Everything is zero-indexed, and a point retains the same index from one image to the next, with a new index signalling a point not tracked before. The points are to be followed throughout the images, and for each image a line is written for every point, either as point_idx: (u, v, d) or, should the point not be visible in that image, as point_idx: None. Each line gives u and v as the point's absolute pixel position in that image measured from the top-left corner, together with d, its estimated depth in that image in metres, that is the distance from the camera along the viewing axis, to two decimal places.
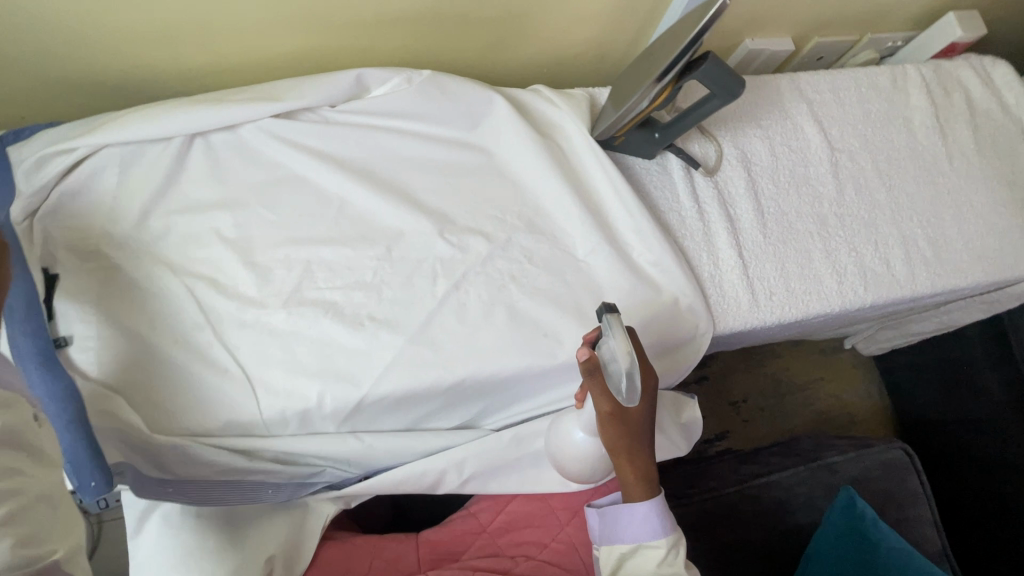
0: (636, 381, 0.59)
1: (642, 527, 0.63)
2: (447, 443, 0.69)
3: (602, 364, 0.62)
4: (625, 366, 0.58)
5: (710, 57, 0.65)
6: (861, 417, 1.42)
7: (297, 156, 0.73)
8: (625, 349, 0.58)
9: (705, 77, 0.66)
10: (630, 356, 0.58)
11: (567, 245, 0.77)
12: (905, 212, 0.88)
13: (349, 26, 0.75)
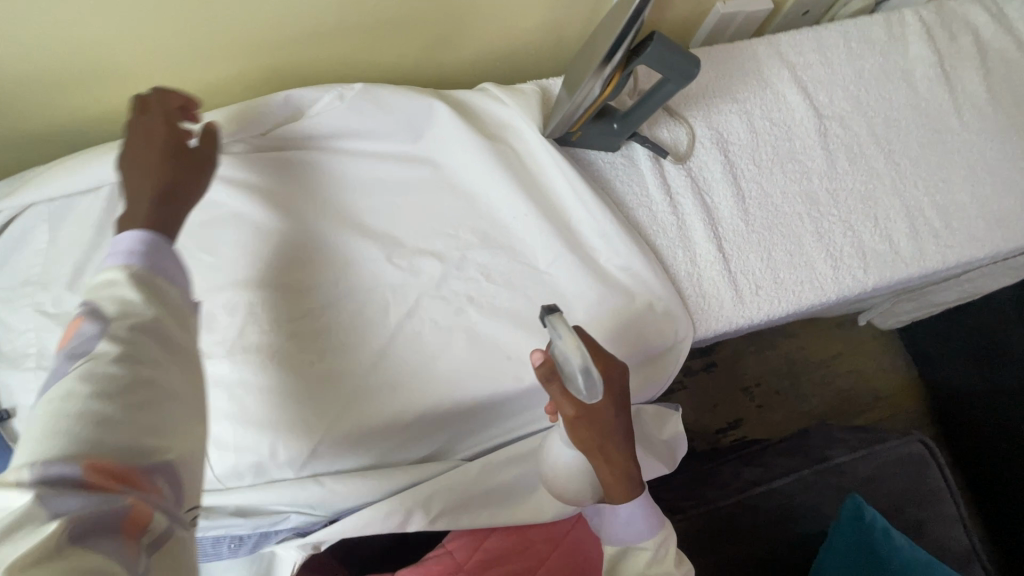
0: (595, 379, 0.51)
1: (629, 528, 0.61)
2: (413, 480, 0.65)
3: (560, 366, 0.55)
4: (579, 364, 0.50)
5: (656, 37, 0.58)
6: (886, 392, 1.32)
7: (228, 191, 0.69)
8: (574, 345, 0.50)
9: (652, 59, 0.59)
10: (582, 352, 0.50)
11: (528, 255, 0.71)
12: (908, 179, 0.79)
13: (276, 47, 0.71)
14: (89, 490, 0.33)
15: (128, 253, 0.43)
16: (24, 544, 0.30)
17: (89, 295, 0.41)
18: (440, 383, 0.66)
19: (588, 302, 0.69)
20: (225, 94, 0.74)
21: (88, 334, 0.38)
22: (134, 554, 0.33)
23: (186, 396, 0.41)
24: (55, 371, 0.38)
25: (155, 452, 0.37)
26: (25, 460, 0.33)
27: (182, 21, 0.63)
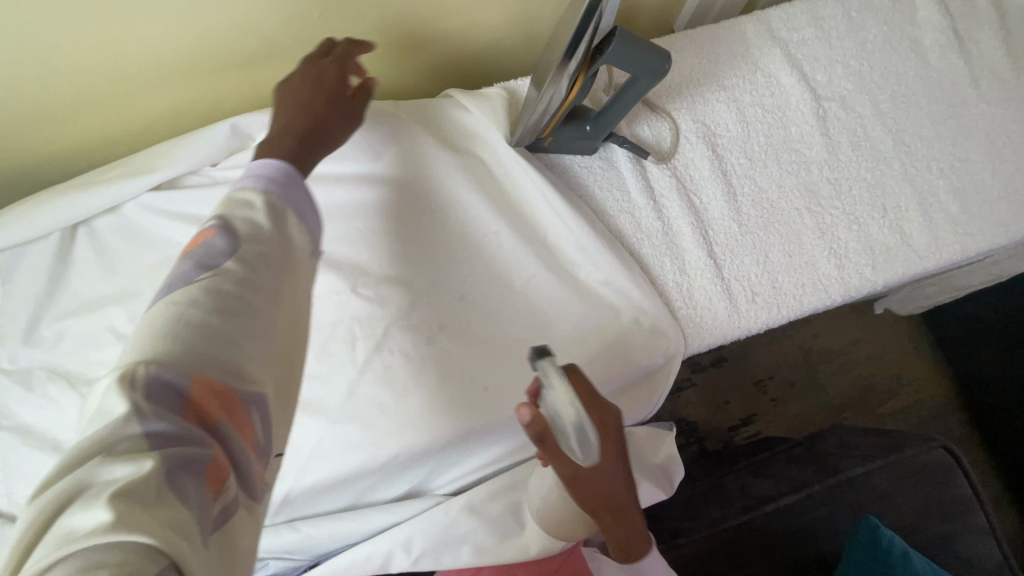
0: (591, 437, 0.46)
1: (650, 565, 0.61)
2: (393, 520, 0.63)
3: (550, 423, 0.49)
4: (572, 424, 0.45)
5: (620, 31, 0.53)
6: (911, 379, 1.22)
7: (183, 229, 0.66)
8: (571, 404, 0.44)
9: (618, 57, 0.53)
10: (577, 408, 0.45)
11: (504, 274, 0.66)
12: (920, 161, 0.71)
13: (223, 71, 0.66)
14: (184, 416, 0.30)
15: (262, 178, 0.42)
16: (111, 458, 0.27)
17: (222, 208, 0.40)
18: (412, 419, 0.62)
19: (568, 323, 0.65)
20: (176, 123, 0.71)
21: (218, 245, 0.38)
22: (214, 496, 0.29)
23: (281, 338, 0.38)
24: (177, 277, 0.37)
25: (249, 387, 0.35)
26: (134, 363, 0.31)
27: (113, 51, 0.59)
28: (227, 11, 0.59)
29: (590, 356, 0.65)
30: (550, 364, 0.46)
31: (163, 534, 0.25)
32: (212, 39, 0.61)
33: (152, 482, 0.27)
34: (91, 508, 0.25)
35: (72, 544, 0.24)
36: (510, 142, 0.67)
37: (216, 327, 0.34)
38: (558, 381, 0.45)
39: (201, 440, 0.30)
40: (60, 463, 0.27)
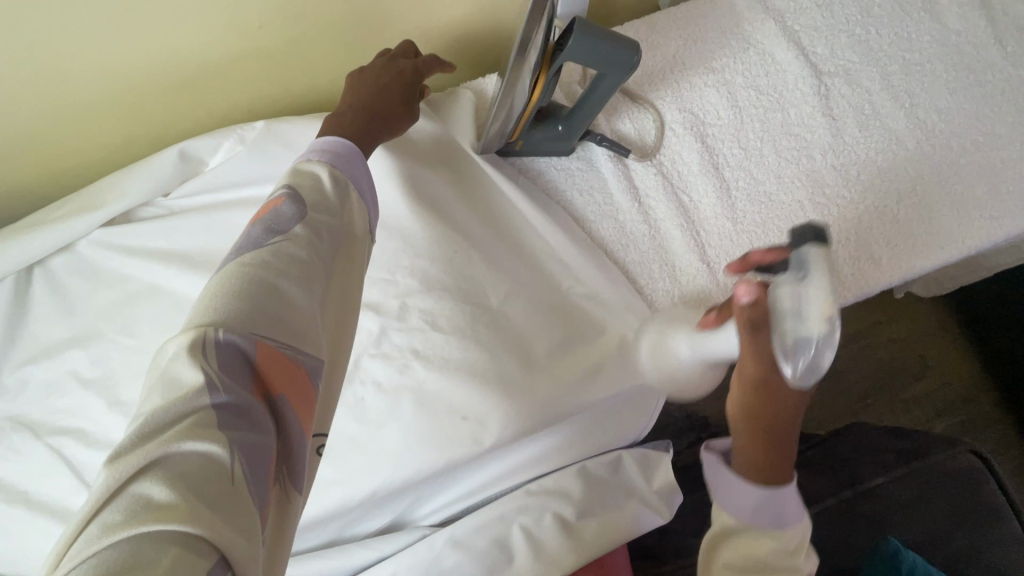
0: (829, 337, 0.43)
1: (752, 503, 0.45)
2: (379, 556, 0.58)
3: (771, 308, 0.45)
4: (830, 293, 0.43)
5: (578, 24, 0.48)
6: (936, 360, 1.10)
7: (140, 263, 0.63)
8: (826, 313, 0.42)
9: (578, 52, 0.49)
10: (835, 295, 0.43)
11: (480, 291, 0.62)
12: (941, 136, 0.64)
13: (171, 93, 0.63)
14: (251, 390, 0.34)
15: (329, 153, 0.48)
16: (179, 435, 0.29)
17: (291, 179, 0.45)
18: (385, 455, 0.58)
19: (550, 340, 0.61)
20: (129, 150, 0.67)
21: (290, 209, 0.42)
22: (267, 479, 0.32)
23: (336, 311, 0.42)
24: (252, 237, 0.41)
25: (309, 357, 0.38)
26: (206, 324, 0.34)
27: (50, 78, 0.56)
28: (167, 25, 0.56)
29: (576, 376, 0.60)
30: (819, 247, 0.45)
31: (211, 525, 0.27)
32: (152, 57, 0.58)
33: (213, 468, 0.29)
34: (158, 488, 0.27)
35: (137, 519, 0.26)
36: (478, 151, 0.66)
37: (285, 290, 0.38)
38: (822, 268, 0.44)
39: (264, 417, 0.33)
40: (134, 431, 0.30)
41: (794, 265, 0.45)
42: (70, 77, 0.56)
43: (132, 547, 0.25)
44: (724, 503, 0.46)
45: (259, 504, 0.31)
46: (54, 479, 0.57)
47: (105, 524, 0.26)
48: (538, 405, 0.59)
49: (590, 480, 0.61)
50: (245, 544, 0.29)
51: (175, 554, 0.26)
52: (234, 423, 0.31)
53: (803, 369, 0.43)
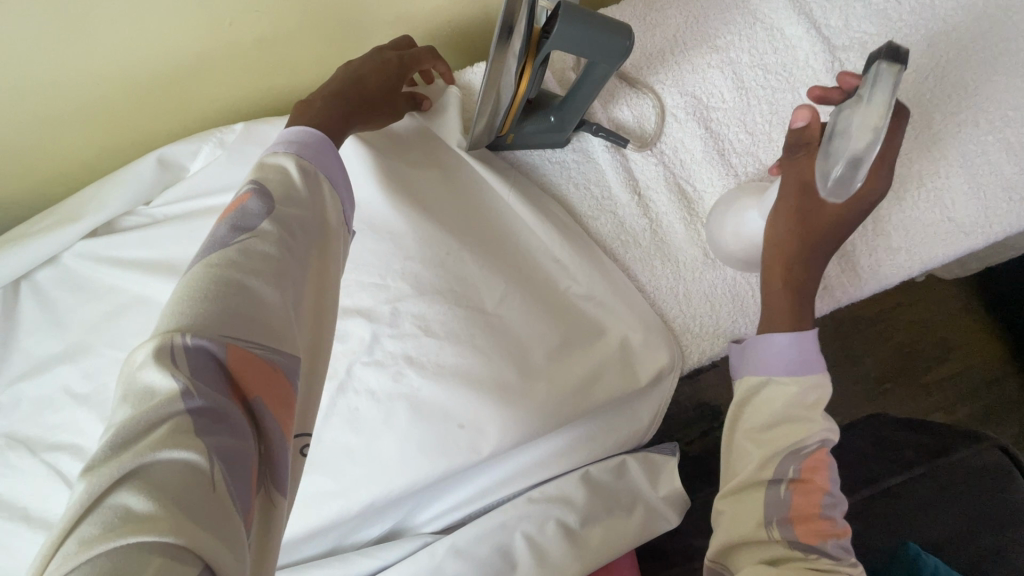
0: (864, 166, 0.45)
1: (775, 362, 0.49)
2: (379, 565, 0.56)
3: (826, 137, 0.47)
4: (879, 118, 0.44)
5: (563, 7, 0.44)
6: (959, 342, 1.03)
7: (126, 275, 0.62)
8: (874, 125, 0.44)
9: (564, 39, 0.45)
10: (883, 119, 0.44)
11: (473, 293, 0.59)
12: (966, 112, 0.59)
13: (147, 96, 0.60)
14: (227, 392, 0.32)
15: (295, 145, 0.45)
16: (154, 445, 0.27)
17: (259, 173, 0.42)
18: (381, 465, 0.56)
19: (547, 343, 0.58)
20: (110, 157, 0.65)
21: (256, 206, 0.40)
22: (250, 486, 0.30)
23: (314, 311, 0.40)
24: (218, 236, 0.38)
25: (286, 357, 0.36)
26: (172, 330, 0.32)
27: (19, 86, 0.53)
28: (136, 24, 0.53)
29: (577, 381, 0.58)
30: (889, 64, 0.44)
31: (194, 534, 0.26)
32: (124, 60, 0.55)
33: (193, 476, 0.27)
34: (137, 499, 0.26)
35: (116, 530, 0.24)
36: (467, 149, 0.63)
37: (257, 289, 0.36)
38: (885, 91, 0.44)
39: (244, 424, 0.32)
40: (105, 443, 0.28)
41: (863, 81, 0.46)
42: (39, 84, 0.54)
43: (111, 560, 0.24)
44: (751, 367, 0.50)
45: (242, 510, 0.29)
46: (51, 497, 0.56)
47: (82, 538, 0.24)
48: (538, 411, 0.57)
49: (593, 486, 0.59)
50: (230, 554, 0.27)
51: (158, 563, 0.24)
52: (211, 428, 0.29)
53: (833, 182, 0.46)
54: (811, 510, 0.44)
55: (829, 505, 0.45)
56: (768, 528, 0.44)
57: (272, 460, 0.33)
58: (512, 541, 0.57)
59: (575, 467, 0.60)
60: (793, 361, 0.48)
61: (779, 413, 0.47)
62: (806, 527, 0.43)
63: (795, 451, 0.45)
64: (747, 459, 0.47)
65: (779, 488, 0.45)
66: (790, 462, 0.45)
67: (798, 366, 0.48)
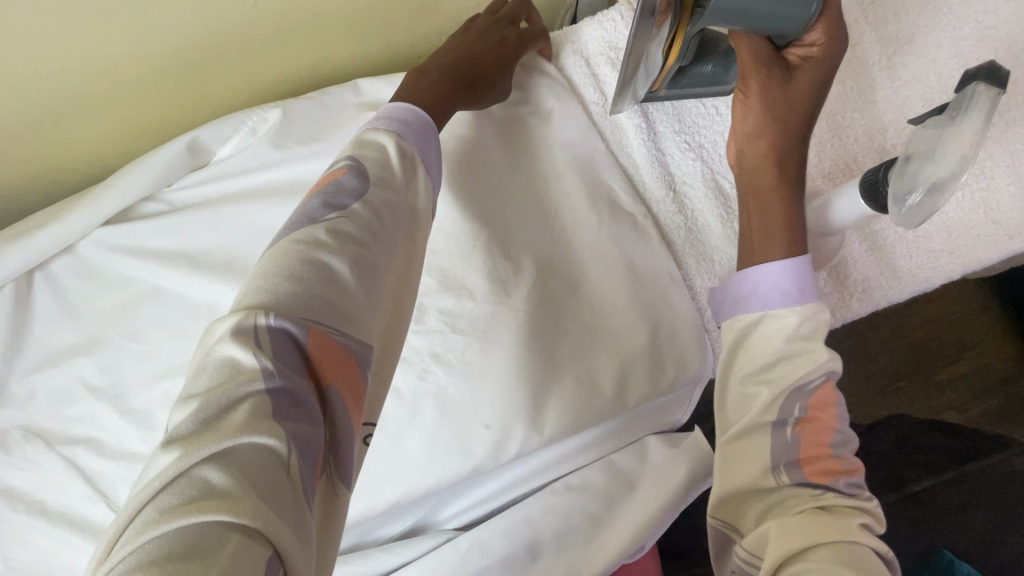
0: (942, 199, 0.44)
1: (778, 282, 0.48)
2: (404, 561, 0.55)
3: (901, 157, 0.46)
4: (965, 152, 0.42)
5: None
6: (977, 342, 1.00)
7: (144, 264, 0.60)
8: (963, 153, 0.42)
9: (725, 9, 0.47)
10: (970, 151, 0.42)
11: (502, 286, 0.58)
12: (1016, 111, 0.59)
13: (174, 79, 0.58)
14: (305, 378, 0.30)
15: (395, 121, 0.44)
16: (239, 425, 0.26)
17: (355, 150, 0.41)
18: (407, 463, 0.55)
19: (577, 339, 0.58)
20: (126, 146, 0.63)
21: (352, 182, 0.38)
22: (317, 479, 0.29)
23: (392, 306, 0.38)
24: (309, 208, 0.37)
25: (360, 344, 0.33)
26: (254, 306, 0.31)
27: (50, 64, 0.51)
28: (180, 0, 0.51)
29: (607, 376, 0.58)
30: (988, 86, 0.42)
31: (269, 521, 0.24)
32: (148, 36, 0.53)
33: (272, 462, 0.26)
34: (215, 475, 0.24)
35: (196, 506, 0.23)
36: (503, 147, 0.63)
37: (337, 271, 0.34)
38: (981, 116, 0.42)
39: (316, 411, 0.30)
40: (188, 415, 0.26)
41: (956, 100, 0.43)
42: (64, 61, 0.51)
43: (186, 536, 0.22)
44: (746, 306, 0.50)
45: (311, 503, 0.28)
46: (70, 491, 0.55)
47: (161, 507, 0.23)
48: (570, 408, 0.57)
49: (622, 485, 0.58)
50: (297, 552, 0.25)
51: (234, 543, 0.23)
52: (287, 412, 0.28)
53: (908, 209, 0.46)
54: (820, 452, 0.44)
55: (839, 445, 0.45)
56: (776, 473, 0.44)
57: (337, 452, 0.31)
58: (537, 539, 0.55)
59: (598, 458, 0.59)
60: (775, 271, 0.48)
61: (777, 351, 0.46)
62: (814, 467, 0.43)
63: (801, 387, 0.45)
64: (753, 401, 0.46)
65: (786, 431, 0.44)
66: (795, 400, 0.45)
67: (795, 294, 0.48)
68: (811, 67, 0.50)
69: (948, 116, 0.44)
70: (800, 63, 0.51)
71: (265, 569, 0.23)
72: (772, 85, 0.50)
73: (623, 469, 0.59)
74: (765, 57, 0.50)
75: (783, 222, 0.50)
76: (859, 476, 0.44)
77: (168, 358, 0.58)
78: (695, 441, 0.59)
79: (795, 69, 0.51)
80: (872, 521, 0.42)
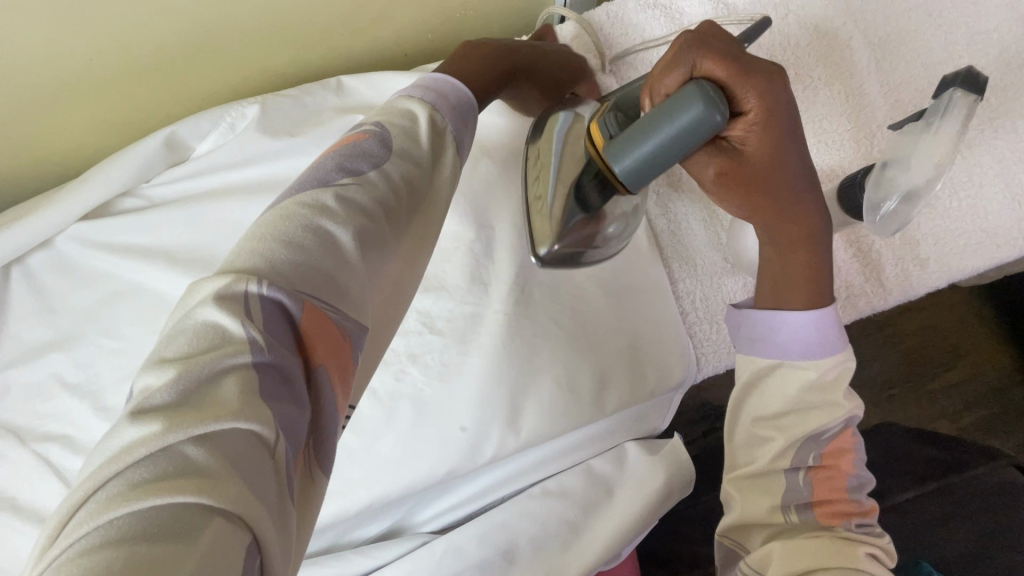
0: (916, 206, 0.44)
1: (800, 336, 0.46)
2: (377, 564, 0.55)
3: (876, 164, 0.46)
4: (941, 159, 0.42)
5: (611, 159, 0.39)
6: (972, 349, 0.99)
7: (121, 261, 0.60)
8: (939, 159, 0.42)
9: (642, 169, 0.39)
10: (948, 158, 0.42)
11: (481, 288, 0.58)
12: (1006, 118, 0.58)
13: (151, 74, 0.57)
14: (293, 352, 0.29)
15: (434, 92, 0.44)
16: (225, 404, 0.25)
17: (384, 116, 0.42)
18: (383, 464, 0.54)
19: (561, 340, 0.58)
20: (106, 140, 0.62)
21: (374, 148, 0.39)
22: (298, 462, 0.28)
23: (394, 289, 0.38)
24: (326, 167, 0.38)
25: (354, 324, 0.33)
26: (247, 272, 0.30)
27: (29, 58, 0.50)
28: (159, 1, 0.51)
29: (590, 378, 0.57)
30: (965, 93, 0.43)
31: (249, 507, 0.23)
32: (131, 31, 0.52)
33: (257, 446, 0.25)
34: (197, 451, 0.23)
35: (173, 484, 0.22)
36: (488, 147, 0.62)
37: (341, 243, 0.34)
38: (957, 123, 0.42)
39: (303, 388, 0.29)
40: (166, 384, 0.25)
41: (931, 107, 0.44)
42: (43, 52, 0.50)
43: (159, 517, 0.21)
44: (759, 349, 0.48)
45: (294, 491, 0.27)
46: (41, 489, 0.55)
47: (131, 481, 0.22)
48: (549, 409, 0.56)
49: (599, 489, 0.58)
50: (276, 540, 0.24)
51: (214, 527, 0.22)
52: (274, 389, 0.27)
53: (883, 216, 0.45)
54: (834, 495, 0.45)
55: (854, 486, 0.45)
56: (786, 512, 0.44)
57: (321, 434, 0.30)
58: (513, 545, 0.55)
59: (575, 463, 0.59)
60: (795, 325, 0.46)
61: (791, 401, 0.46)
62: (826, 509, 0.44)
63: (816, 437, 0.45)
64: (765, 446, 0.46)
65: (799, 476, 0.45)
66: (810, 449, 0.45)
67: (816, 349, 0.46)
68: (759, 134, 0.43)
69: (923, 122, 0.44)
70: (744, 142, 0.43)
71: (243, 557, 0.22)
72: (734, 175, 0.44)
73: (601, 475, 0.58)
74: (703, 166, 0.44)
75: (806, 274, 0.47)
76: (873, 517, 0.45)
77: (144, 355, 0.57)
78: (673, 448, 0.59)
79: (741, 151, 0.44)
80: (884, 556, 0.43)
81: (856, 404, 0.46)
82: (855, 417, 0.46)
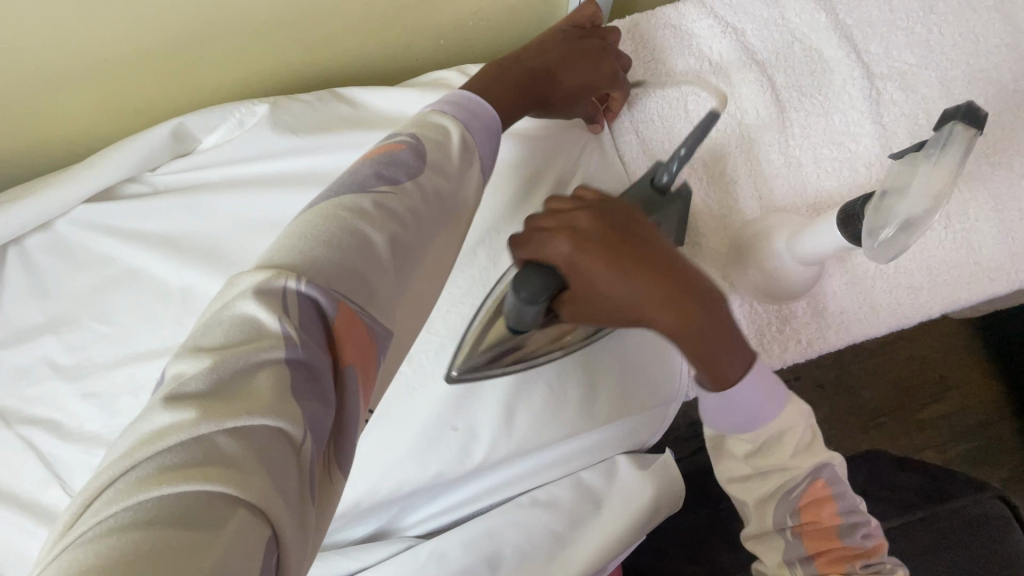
0: (915, 236, 0.44)
1: (733, 414, 0.46)
2: (359, 566, 0.54)
3: (877, 193, 0.46)
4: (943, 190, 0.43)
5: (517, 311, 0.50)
6: (961, 381, 1.00)
7: (122, 247, 0.60)
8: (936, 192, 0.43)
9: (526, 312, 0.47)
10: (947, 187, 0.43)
11: (481, 291, 0.58)
12: (1002, 154, 0.60)
13: (165, 64, 0.58)
14: (326, 352, 0.29)
15: (463, 109, 0.45)
16: (259, 397, 0.25)
17: (419, 128, 0.42)
18: (375, 464, 0.54)
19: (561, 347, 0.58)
20: (118, 126, 0.63)
21: (410, 159, 0.39)
22: (320, 461, 0.28)
23: (423, 296, 0.38)
24: (360, 175, 0.38)
25: (382, 328, 0.33)
26: (286, 269, 0.30)
27: (48, 44, 0.51)
28: None
29: (591, 388, 0.58)
30: (966, 127, 0.44)
31: (271, 501, 0.23)
32: (145, 20, 0.53)
33: (284, 443, 0.25)
34: (228, 442, 0.23)
35: (205, 472, 0.22)
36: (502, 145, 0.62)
37: (376, 247, 0.34)
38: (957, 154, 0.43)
39: (332, 389, 0.29)
40: (201, 371, 0.25)
41: (933, 138, 0.45)
42: (63, 37, 0.51)
43: (184, 504, 0.21)
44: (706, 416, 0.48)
45: (315, 492, 0.27)
46: (22, 472, 0.54)
47: (161, 465, 0.22)
48: (544, 415, 0.57)
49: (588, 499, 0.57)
50: (294, 536, 0.24)
51: (239, 518, 0.22)
52: (304, 386, 0.27)
53: (881, 243, 0.46)
54: (826, 543, 0.46)
55: (847, 525, 0.47)
56: (792, 568, 0.46)
57: (342, 433, 0.30)
58: (498, 552, 0.54)
59: (570, 473, 0.59)
60: (709, 418, 0.48)
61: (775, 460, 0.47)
62: (824, 558, 0.45)
63: (785, 494, 0.47)
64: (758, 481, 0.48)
65: (786, 533, 0.47)
66: (784, 507, 0.47)
67: (752, 422, 0.46)
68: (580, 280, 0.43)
69: (923, 154, 0.45)
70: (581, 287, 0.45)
71: (262, 551, 0.22)
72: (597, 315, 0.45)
73: (591, 487, 0.58)
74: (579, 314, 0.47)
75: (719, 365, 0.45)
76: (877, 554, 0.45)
77: (136, 343, 0.57)
78: (665, 464, 0.59)
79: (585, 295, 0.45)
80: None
81: (823, 454, 0.48)
82: (825, 464, 0.48)
